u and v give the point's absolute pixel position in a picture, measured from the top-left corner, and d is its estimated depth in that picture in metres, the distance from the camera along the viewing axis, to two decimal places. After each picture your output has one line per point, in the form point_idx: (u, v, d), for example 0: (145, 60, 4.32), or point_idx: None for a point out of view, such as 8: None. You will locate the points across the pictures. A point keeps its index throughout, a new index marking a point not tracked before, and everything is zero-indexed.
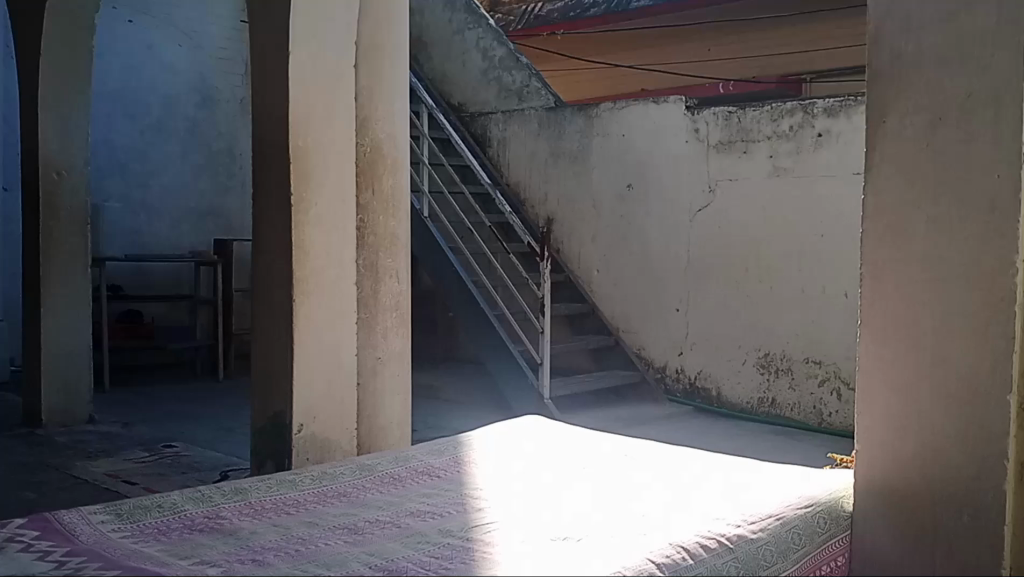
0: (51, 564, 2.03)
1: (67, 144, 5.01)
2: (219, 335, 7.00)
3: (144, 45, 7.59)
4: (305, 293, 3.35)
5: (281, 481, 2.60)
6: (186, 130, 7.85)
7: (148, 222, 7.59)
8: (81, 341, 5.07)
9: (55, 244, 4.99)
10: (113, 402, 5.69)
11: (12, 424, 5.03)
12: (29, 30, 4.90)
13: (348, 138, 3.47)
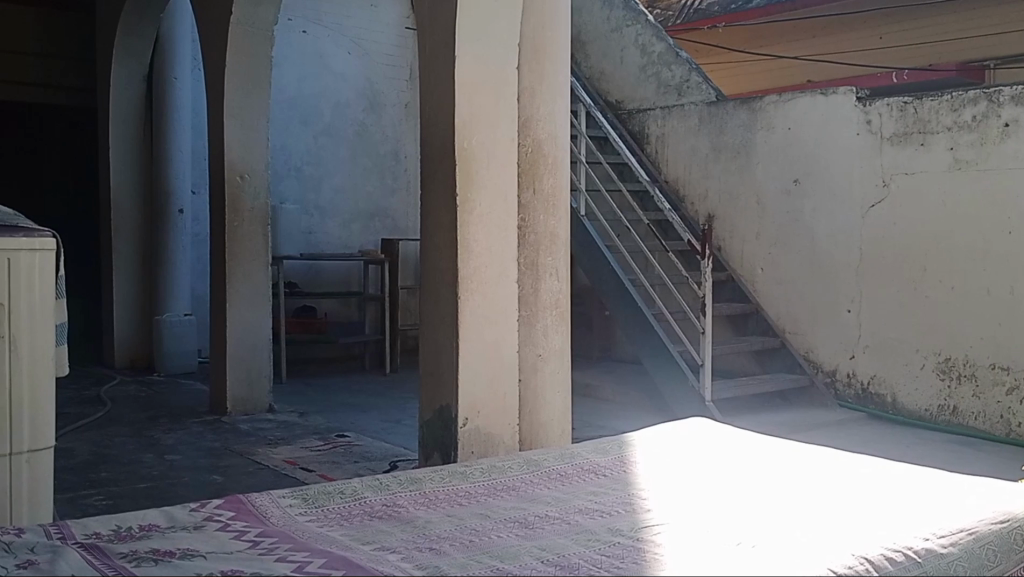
0: (246, 544, 2.18)
1: (250, 149, 5.32)
2: (388, 332, 7.30)
3: (318, 53, 7.96)
4: (470, 291, 3.43)
5: (454, 472, 2.68)
6: (354, 133, 8.20)
7: (321, 222, 7.96)
8: (260, 334, 5.38)
9: (239, 242, 5.32)
10: (291, 392, 6.02)
11: (199, 410, 5.40)
12: (216, 46, 5.26)
13: (511, 139, 3.53)
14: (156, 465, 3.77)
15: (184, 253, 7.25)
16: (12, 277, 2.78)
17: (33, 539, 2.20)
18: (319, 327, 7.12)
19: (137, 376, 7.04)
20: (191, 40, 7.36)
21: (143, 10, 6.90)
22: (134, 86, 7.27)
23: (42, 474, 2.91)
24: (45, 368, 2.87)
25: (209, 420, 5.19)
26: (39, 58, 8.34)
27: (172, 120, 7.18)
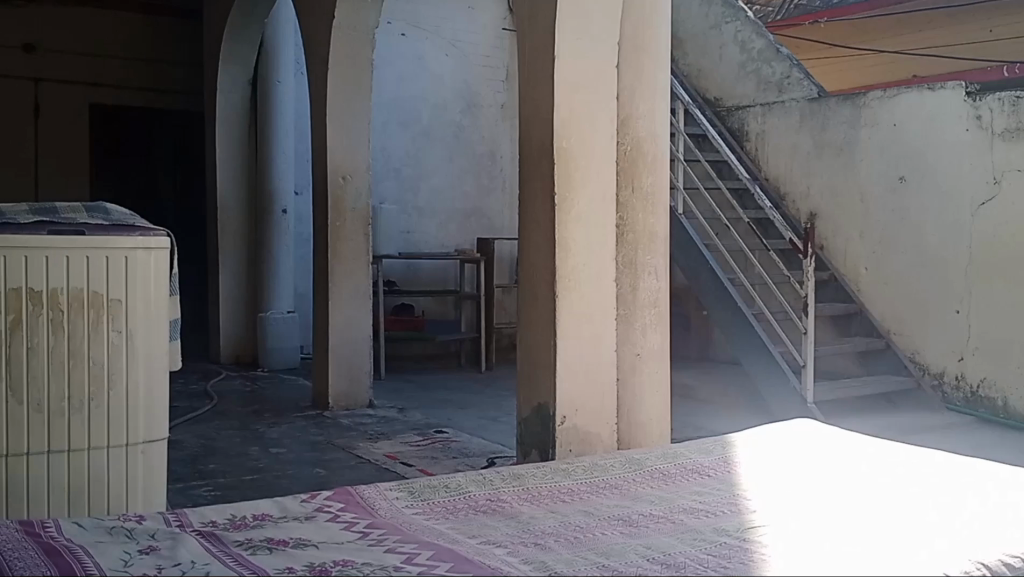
0: (356, 534, 2.23)
1: (351, 151, 5.44)
2: (483, 331, 7.38)
3: (415, 56, 8.09)
4: (567, 289, 3.43)
5: (556, 469, 2.68)
6: (452, 134, 8.30)
7: (418, 222, 8.09)
8: (360, 331, 5.50)
9: (342, 242, 5.45)
10: (389, 388, 6.14)
11: (302, 405, 5.55)
12: (318, 52, 5.41)
13: (609, 139, 3.52)
14: (262, 457, 3.89)
15: (288, 253, 7.48)
16: (130, 273, 2.90)
17: (153, 526, 2.24)
18: (415, 324, 7.17)
19: (243, 371, 7.28)
20: (294, 47, 7.59)
21: (248, 18, 7.14)
22: (240, 91, 7.52)
23: (158, 464, 3.01)
24: (160, 360, 2.98)
25: (312, 414, 5.34)
26: (146, 64, 8.78)
27: (276, 124, 7.41)
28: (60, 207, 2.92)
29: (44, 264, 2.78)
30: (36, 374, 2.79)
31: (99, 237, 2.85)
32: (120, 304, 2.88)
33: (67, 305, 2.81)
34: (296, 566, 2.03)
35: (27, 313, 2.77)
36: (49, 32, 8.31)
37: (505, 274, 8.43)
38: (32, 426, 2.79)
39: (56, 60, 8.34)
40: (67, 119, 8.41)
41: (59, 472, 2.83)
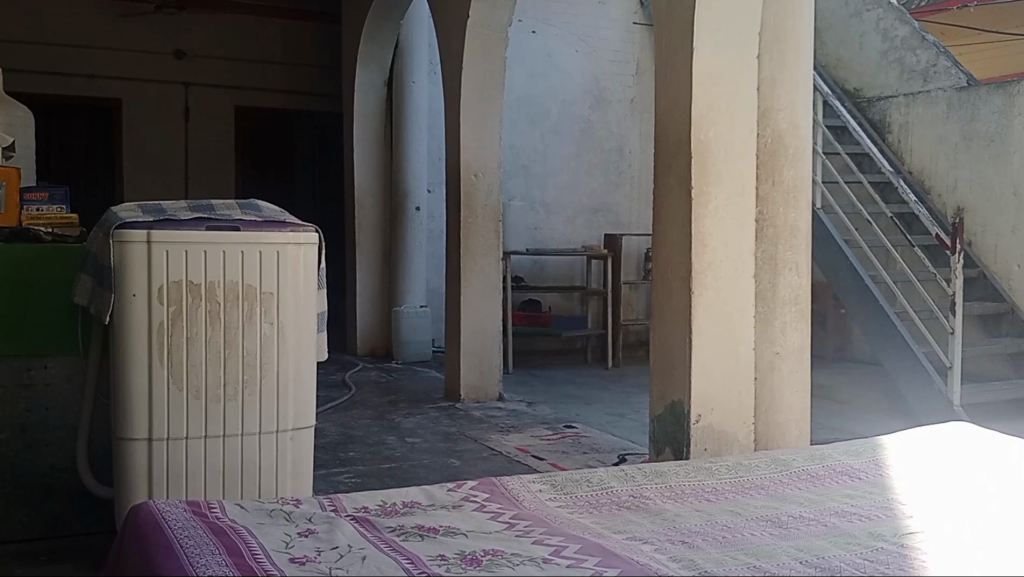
0: (502, 525, 2.27)
1: (483, 148, 5.51)
2: (610, 327, 7.40)
3: (544, 53, 8.13)
4: (704, 285, 3.38)
5: (699, 468, 2.65)
6: (580, 131, 8.31)
7: (545, 218, 8.14)
8: (491, 325, 5.57)
9: (474, 238, 5.53)
10: (517, 382, 6.22)
11: (434, 396, 5.68)
12: (453, 50, 5.50)
13: (749, 134, 3.45)
14: (398, 447, 4.00)
15: (420, 249, 7.66)
16: (281, 267, 3.04)
17: (310, 510, 2.33)
18: (543, 320, 7.22)
19: (377, 362, 7.49)
20: (427, 46, 7.75)
21: (383, 20, 7.32)
22: (375, 92, 7.73)
23: (306, 451, 3.14)
24: (308, 351, 3.11)
25: (443, 405, 5.45)
26: (288, 67, 9.26)
27: (408, 123, 7.59)
28: (217, 205, 3.13)
29: (202, 259, 2.93)
30: (195, 363, 2.93)
31: (254, 233, 3.00)
32: (272, 297, 3.02)
33: (224, 298, 2.95)
34: (448, 553, 2.09)
35: (187, 305, 2.92)
36: (199, 39, 8.89)
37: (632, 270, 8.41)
38: (192, 412, 2.94)
39: (204, 65, 8.93)
40: (214, 120, 9.01)
41: (215, 457, 2.98)
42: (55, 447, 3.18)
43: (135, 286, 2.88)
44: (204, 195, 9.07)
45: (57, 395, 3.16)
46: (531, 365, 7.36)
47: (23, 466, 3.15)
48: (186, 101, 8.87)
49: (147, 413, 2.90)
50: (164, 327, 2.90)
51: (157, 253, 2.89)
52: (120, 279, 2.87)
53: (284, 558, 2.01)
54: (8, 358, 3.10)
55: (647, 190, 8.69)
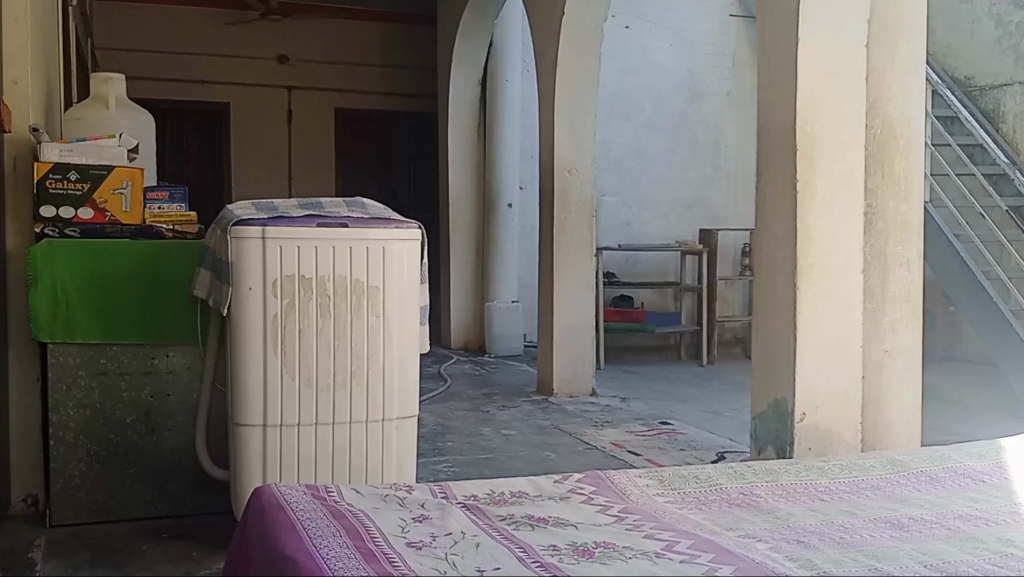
0: (612, 518, 2.27)
1: (578, 144, 5.50)
2: (705, 324, 7.40)
3: (639, 49, 8.16)
4: (809, 281, 3.31)
5: (810, 467, 2.60)
6: (675, 125, 8.28)
7: (639, 215, 8.18)
8: (586, 321, 5.55)
9: (568, 233, 5.52)
10: (610, 377, 6.20)
11: (528, 390, 5.71)
12: (549, 46, 5.49)
13: (857, 125, 3.36)
14: (494, 438, 4.02)
15: (511, 246, 7.72)
16: (386, 262, 3.19)
17: (421, 496, 2.41)
18: (635, 316, 7.27)
19: (471, 356, 7.56)
20: (520, 44, 7.79)
21: (478, 19, 7.37)
22: (469, 90, 7.77)
23: (409, 438, 3.31)
24: (410, 343, 3.27)
25: (537, 399, 5.48)
26: (383, 69, 9.45)
27: (501, 120, 7.63)
28: (324, 203, 3.29)
29: (314, 254, 3.11)
30: (307, 353, 3.12)
31: (362, 230, 3.16)
32: (378, 290, 3.18)
33: (333, 291, 3.13)
34: (560, 544, 2.10)
35: (298, 298, 3.10)
36: (300, 43, 9.16)
37: (728, 266, 8.34)
38: (302, 400, 3.13)
39: (304, 69, 9.20)
40: (312, 121, 9.26)
41: (324, 443, 3.17)
42: (175, 431, 3.36)
43: (250, 281, 3.07)
44: (304, 194, 9.33)
45: (177, 382, 3.34)
46: (622, 362, 7.35)
47: (146, 449, 3.34)
48: (287, 103, 9.16)
49: (261, 400, 3.10)
50: (277, 320, 3.09)
51: (270, 248, 3.08)
52: (237, 274, 3.07)
53: (401, 542, 2.11)
54: (132, 346, 3.28)
55: (747, 184, 8.59)
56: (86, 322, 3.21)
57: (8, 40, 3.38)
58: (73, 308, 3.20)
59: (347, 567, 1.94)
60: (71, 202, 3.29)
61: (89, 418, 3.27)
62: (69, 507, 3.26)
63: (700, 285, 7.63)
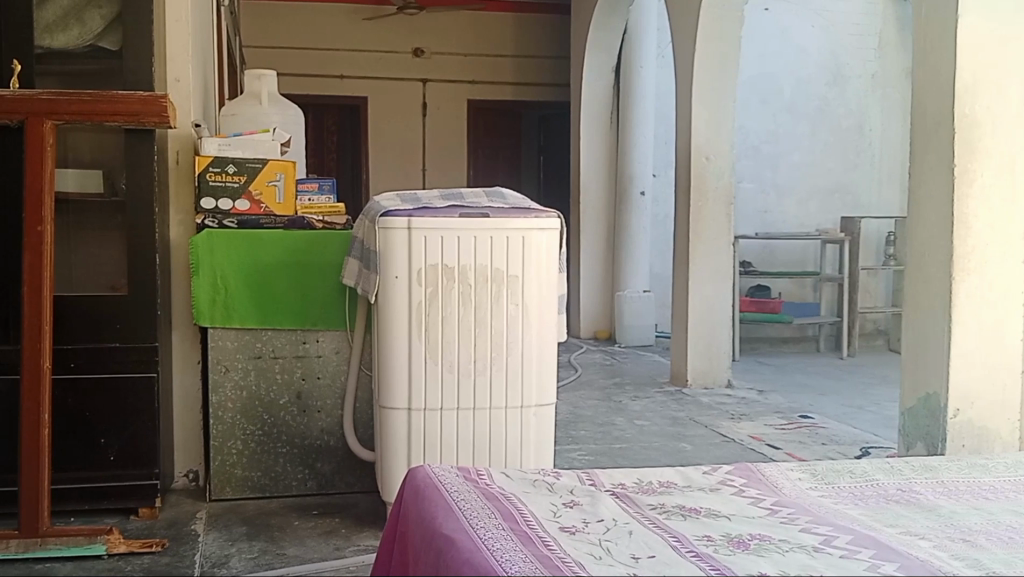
0: (765, 510, 2.24)
1: (716, 131, 5.41)
2: (846, 315, 7.23)
3: (780, 31, 8.14)
4: (965, 271, 3.19)
5: (973, 466, 2.51)
6: (816, 108, 8.26)
7: (778, 201, 8.21)
8: (722, 312, 5.48)
9: (704, 222, 5.44)
10: (745, 369, 6.12)
11: (661, 380, 5.71)
12: (686, 31, 5.43)
13: (1020, 106, 3.20)
14: (629, 428, 4.02)
15: (645, 234, 7.68)
16: (526, 251, 3.23)
17: (570, 483, 2.45)
18: (773, 307, 7.17)
19: (602, 345, 7.60)
20: (655, 31, 7.74)
21: (614, 8, 7.34)
22: (602, 79, 7.76)
23: (547, 425, 3.34)
24: (549, 332, 3.30)
25: (670, 390, 5.47)
26: (517, 59, 9.52)
27: (633, 108, 7.60)
28: (465, 193, 3.37)
29: (456, 244, 3.18)
30: (448, 340, 3.20)
31: (503, 220, 3.20)
32: (517, 279, 3.22)
33: (474, 280, 3.19)
34: (714, 534, 2.08)
35: (442, 286, 3.18)
36: (437, 36, 9.37)
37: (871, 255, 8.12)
38: (444, 386, 3.21)
39: (440, 62, 9.39)
40: (447, 113, 9.46)
41: (466, 428, 3.24)
42: (324, 412, 3.59)
43: (397, 269, 3.16)
44: (440, 185, 9.56)
45: (327, 365, 3.57)
46: (758, 353, 7.26)
47: (297, 429, 3.57)
48: (423, 96, 9.39)
49: (405, 385, 3.20)
50: (421, 307, 3.17)
51: (415, 238, 3.16)
52: (383, 263, 3.17)
53: (555, 526, 2.15)
54: (286, 331, 3.52)
55: (892, 169, 8.47)
56: (244, 309, 3.47)
57: (173, 42, 3.58)
58: (231, 294, 3.46)
59: (506, 549, 1.98)
60: (229, 194, 3.51)
61: (246, 399, 3.53)
62: (228, 482, 3.55)
63: (840, 274, 7.46)
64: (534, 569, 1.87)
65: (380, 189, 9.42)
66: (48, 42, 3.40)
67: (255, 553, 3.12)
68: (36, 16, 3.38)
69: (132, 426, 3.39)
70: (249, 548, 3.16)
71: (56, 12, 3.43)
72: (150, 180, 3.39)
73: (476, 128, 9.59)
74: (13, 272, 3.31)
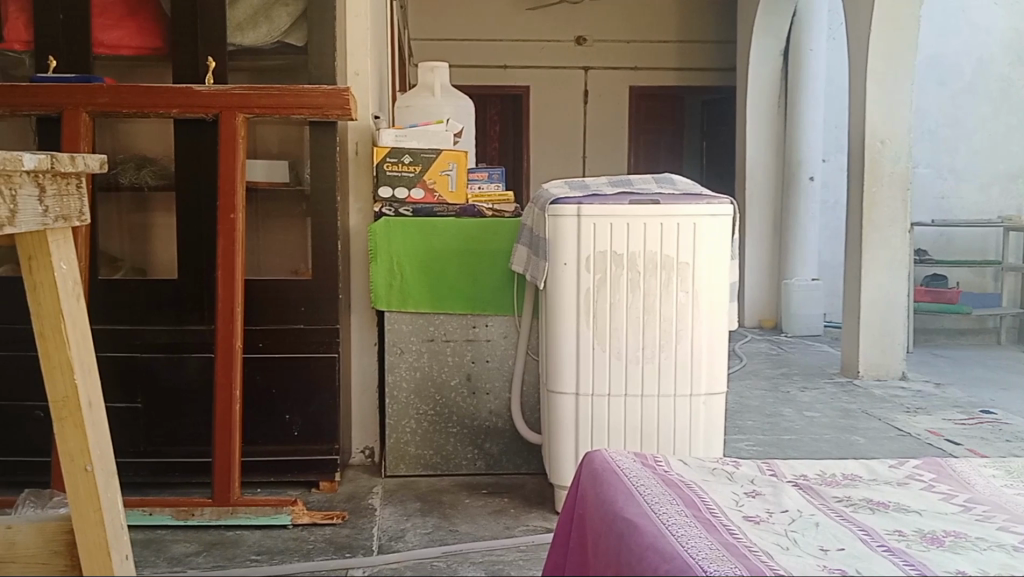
0: (958, 507, 2.16)
1: (892, 114, 5.20)
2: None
3: (963, 7, 7.71)
4: None
5: None
6: (1000, 88, 7.78)
7: (956, 186, 7.82)
8: (898, 302, 5.26)
9: (879, 210, 5.24)
10: (919, 361, 5.87)
11: (829, 371, 5.57)
12: (862, 9, 5.23)
13: None
14: (797, 419, 3.94)
15: (814, 220, 7.48)
16: (697, 237, 3.20)
17: (750, 472, 2.44)
18: (950, 297, 6.87)
19: (768, 334, 7.47)
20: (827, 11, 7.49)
21: None
22: (770, 63, 7.60)
23: (717, 414, 3.32)
24: (720, 320, 3.27)
25: (840, 381, 5.32)
26: (679, 44, 9.41)
27: (803, 91, 7.39)
28: (634, 179, 3.40)
29: (625, 230, 3.19)
30: (617, 327, 3.22)
31: (673, 206, 3.19)
32: (688, 266, 3.21)
33: (643, 267, 3.20)
34: (905, 529, 2.03)
35: (611, 273, 3.20)
36: (600, 24, 9.35)
37: None
38: (613, 372, 3.24)
39: (602, 49, 9.38)
40: (608, 99, 9.47)
41: (634, 415, 3.26)
42: (493, 394, 3.69)
43: (566, 256, 3.21)
44: (600, 171, 9.62)
45: (495, 349, 3.67)
46: (933, 344, 6.96)
47: (467, 410, 3.70)
48: (585, 83, 9.42)
49: (573, 370, 3.25)
50: (590, 293, 3.21)
51: (585, 225, 3.19)
52: (552, 250, 3.23)
53: (739, 515, 2.15)
54: (457, 316, 3.64)
55: None
56: (419, 293, 3.61)
57: (353, 37, 3.74)
58: (406, 280, 3.61)
59: (691, 535, 2.00)
60: (405, 183, 3.66)
61: (419, 380, 3.67)
62: (401, 459, 3.71)
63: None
64: (722, 557, 1.88)
65: (542, 176, 9.60)
66: (239, 40, 3.59)
67: (429, 528, 3.25)
68: (229, 15, 3.58)
69: (315, 403, 3.58)
70: (423, 523, 3.29)
71: (246, 11, 3.62)
72: (332, 170, 3.56)
73: (638, 114, 9.57)
74: (208, 256, 3.52)
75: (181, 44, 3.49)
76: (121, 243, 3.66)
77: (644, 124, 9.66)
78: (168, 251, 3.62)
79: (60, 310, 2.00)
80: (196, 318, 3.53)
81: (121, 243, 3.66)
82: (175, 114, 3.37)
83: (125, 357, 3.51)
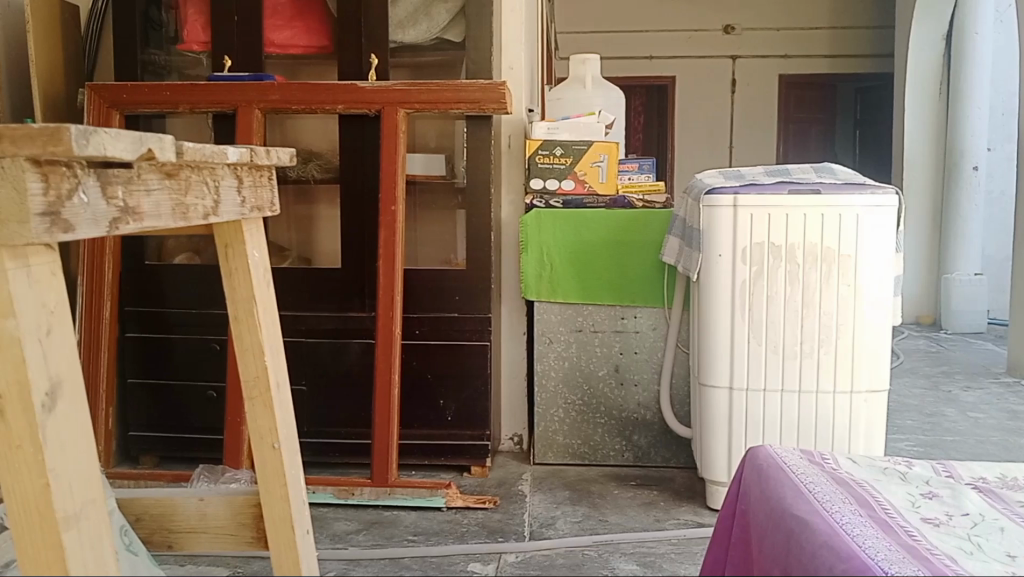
0: None
1: None
2: None
3: None
4: None
5: None
6: None
7: None
8: None
9: None
10: None
11: (993, 370, 5.29)
12: None
13: None
14: (961, 420, 3.77)
15: (976, 213, 7.13)
16: (860, 229, 3.10)
17: (925, 472, 2.35)
18: None
19: (925, 331, 7.15)
20: None
21: None
22: (931, 49, 7.31)
23: (878, 412, 3.21)
24: (884, 315, 3.17)
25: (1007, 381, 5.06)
26: (831, 31, 9.12)
27: (965, 78, 7.04)
28: (793, 169, 3.32)
29: (784, 221, 3.12)
30: (774, 320, 3.16)
31: (836, 197, 3.09)
32: (850, 259, 3.11)
33: (802, 259, 3.12)
34: None
35: (768, 265, 3.14)
36: (751, 12, 9.12)
37: None
38: (769, 366, 3.19)
39: (750, 37, 9.17)
40: (756, 89, 9.27)
41: (790, 410, 3.20)
42: (641, 386, 3.69)
43: (721, 247, 3.17)
44: (748, 162, 9.46)
45: (644, 341, 3.66)
46: None
47: (615, 401, 3.71)
48: (733, 72, 9.24)
49: (727, 363, 3.22)
50: (746, 286, 3.16)
51: (742, 216, 3.13)
52: (707, 241, 3.19)
53: (916, 517, 2.08)
54: (607, 307, 3.66)
55: None
56: (569, 285, 3.64)
57: (508, 31, 3.79)
58: (557, 271, 3.65)
59: (869, 535, 1.94)
60: (556, 175, 3.67)
61: (568, 370, 3.71)
62: (550, 448, 3.76)
63: None
64: (904, 559, 1.82)
65: (686, 167, 9.47)
66: (401, 37, 3.69)
67: (580, 517, 3.28)
68: (391, 12, 3.68)
69: (467, 391, 3.67)
70: (573, 512, 3.33)
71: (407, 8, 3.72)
72: (487, 162, 3.62)
73: (788, 104, 9.36)
74: (369, 246, 3.65)
75: (346, 42, 3.63)
76: (288, 234, 3.86)
77: (794, 113, 9.45)
78: (331, 241, 3.78)
79: (254, 297, 2.10)
80: (357, 306, 3.68)
81: (289, 234, 3.85)
82: (341, 109, 3.51)
83: (291, 342, 3.69)
